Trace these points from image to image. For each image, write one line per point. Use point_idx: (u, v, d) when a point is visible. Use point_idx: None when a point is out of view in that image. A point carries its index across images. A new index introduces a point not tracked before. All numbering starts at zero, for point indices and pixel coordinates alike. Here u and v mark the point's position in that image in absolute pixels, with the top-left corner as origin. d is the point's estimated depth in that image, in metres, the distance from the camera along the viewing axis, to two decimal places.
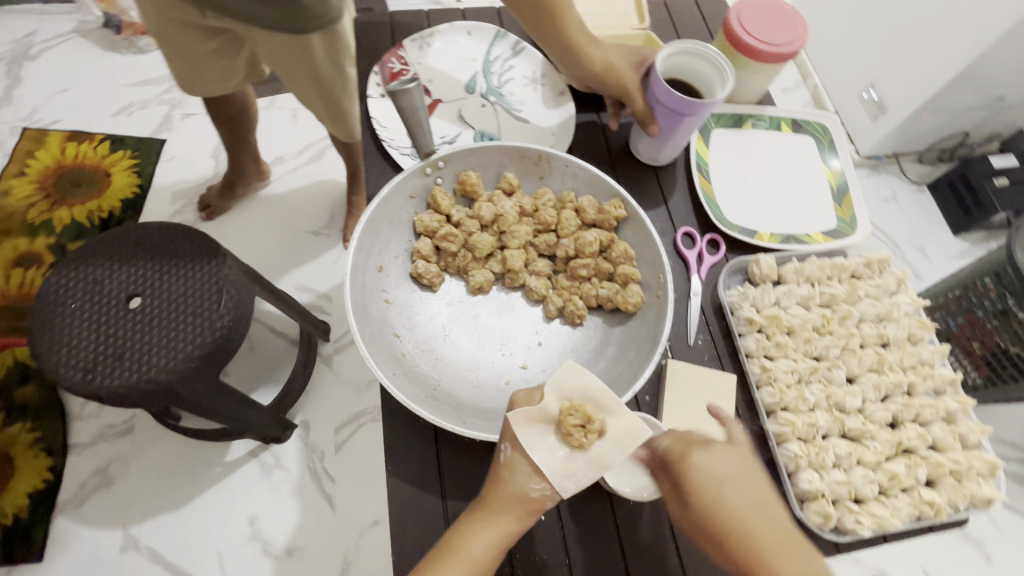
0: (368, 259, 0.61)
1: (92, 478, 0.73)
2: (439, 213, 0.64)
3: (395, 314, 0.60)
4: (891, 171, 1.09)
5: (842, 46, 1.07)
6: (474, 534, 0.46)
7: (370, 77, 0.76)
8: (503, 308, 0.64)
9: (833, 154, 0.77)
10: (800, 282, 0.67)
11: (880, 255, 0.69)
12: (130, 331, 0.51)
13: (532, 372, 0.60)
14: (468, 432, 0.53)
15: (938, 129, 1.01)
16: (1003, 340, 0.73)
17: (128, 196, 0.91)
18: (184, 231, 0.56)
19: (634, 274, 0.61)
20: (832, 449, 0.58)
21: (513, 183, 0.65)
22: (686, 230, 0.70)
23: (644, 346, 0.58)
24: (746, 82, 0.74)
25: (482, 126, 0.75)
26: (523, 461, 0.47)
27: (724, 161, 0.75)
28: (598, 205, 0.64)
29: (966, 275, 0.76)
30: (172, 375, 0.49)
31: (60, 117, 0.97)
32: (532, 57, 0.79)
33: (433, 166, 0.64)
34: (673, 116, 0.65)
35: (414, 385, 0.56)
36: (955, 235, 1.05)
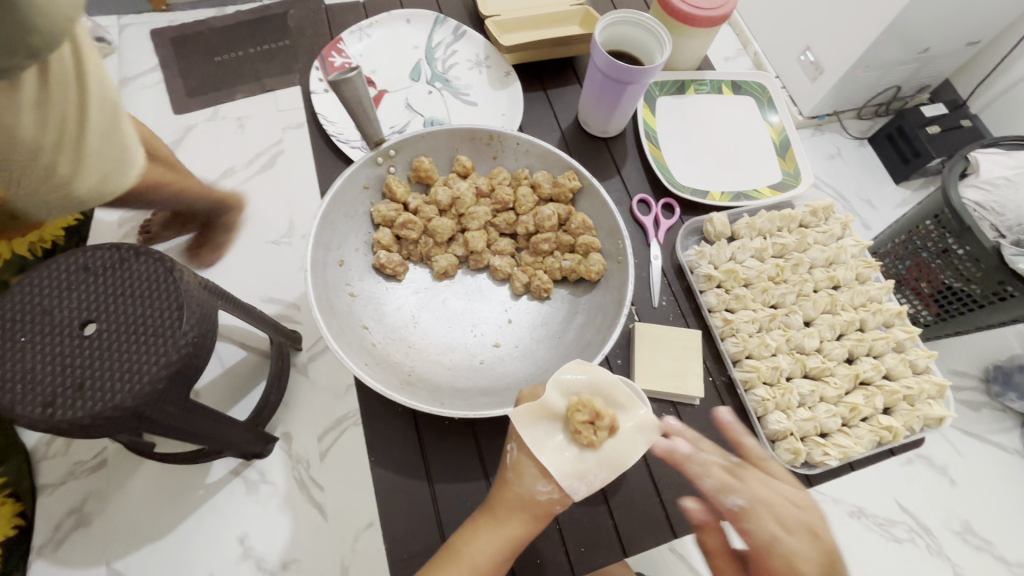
0: (329, 253, 0.60)
1: (68, 518, 0.70)
2: (396, 202, 0.64)
3: (362, 306, 0.60)
4: (833, 130, 1.14)
5: (776, 11, 1.10)
6: (473, 543, 0.49)
7: (311, 72, 0.74)
8: (470, 290, 0.64)
9: (773, 113, 0.79)
10: (752, 236, 0.68)
11: (825, 203, 0.72)
12: (89, 359, 0.49)
13: (505, 349, 0.61)
14: (447, 412, 0.52)
15: (872, 85, 1.05)
16: (946, 278, 0.77)
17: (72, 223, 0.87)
18: (134, 251, 0.54)
19: (594, 243, 0.62)
20: (796, 390, 0.61)
21: (466, 165, 0.65)
22: (641, 197, 0.72)
23: (610, 310, 0.59)
24: (684, 49, 0.76)
25: (431, 113, 0.75)
26: (529, 463, 0.49)
27: (670, 126, 0.77)
28: (553, 178, 0.65)
29: (909, 221, 0.80)
30: (139, 400, 0.48)
31: None
32: (475, 39, 0.78)
33: (384, 155, 0.63)
34: (616, 85, 0.65)
35: (387, 372, 0.56)
36: (897, 184, 1.11)
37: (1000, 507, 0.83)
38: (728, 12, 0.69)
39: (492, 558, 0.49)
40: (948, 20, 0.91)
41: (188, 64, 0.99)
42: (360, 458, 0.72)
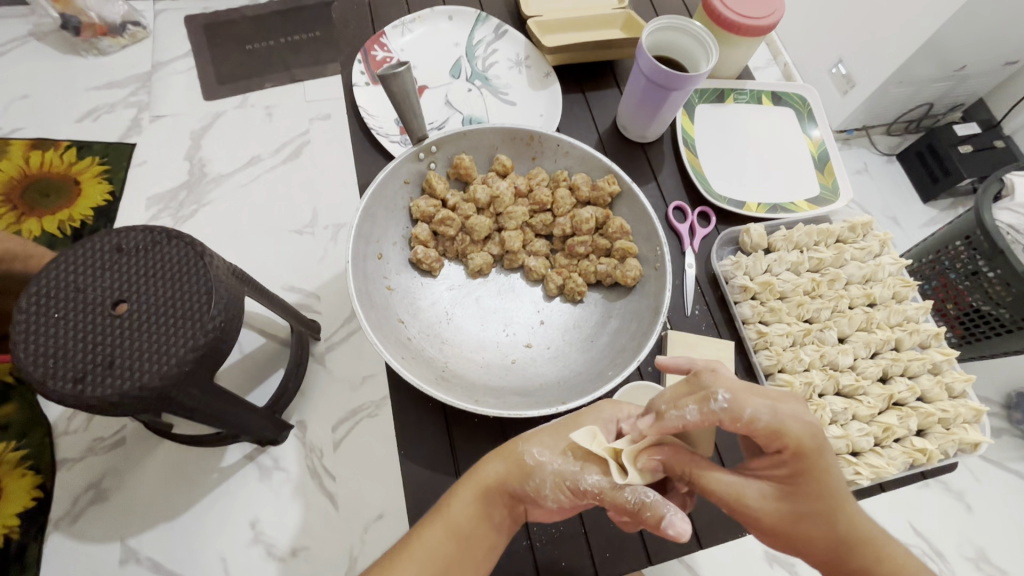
0: (369, 246, 0.60)
1: (85, 493, 0.71)
2: (435, 198, 0.64)
3: (398, 300, 0.60)
4: (861, 144, 1.13)
5: (809, 21, 1.09)
6: (456, 494, 0.49)
7: (353, 65, 0.75)
8: (504, 289, 0.64)
9: (813, 125, 0.78)
10: (789, 249, 0.68)
11: (865, 219, 0.71)
12: (119, 338, 0.49)
13: (537, 349, 0.61)
14: (481, 410, 0.53)
15: (903, 101, 1.04)
16: (975, 300, 0.76)
17: (100, 204, 0.88)
18: (167, 235, 0.55)
19: (631, 248, 0.62)
20: (829, 406, 0.60)
21: (505, 165, 0.66)
22: (677, 204, 0.71)
23: (645, 317, 0.59)
24: (726, 58, 0.75)
25: (470, 111, 0.75)
26: (545, 433, 0.50)
27: (709, 134, 0.76)
28: (591, 182, 0.65)
29: (939, 241, 0.79)
30: (165, 380, 0.48)
31: (22, 125, 0.93)
32: (516, 40, 0.78)
33: (425, 151, 0.63)
34: (659, 91, 0.65)
35: (423, 366, 0.56)
36: (925, 203, 1.09)
37: (1015, 537, 0.82)
38: (775, 21, 0.69)
39: (473, 508, 0.48)
40: (988, 38, 0.90)
41: (221, 52, 1.00)
42: (375, 449, 0.72)
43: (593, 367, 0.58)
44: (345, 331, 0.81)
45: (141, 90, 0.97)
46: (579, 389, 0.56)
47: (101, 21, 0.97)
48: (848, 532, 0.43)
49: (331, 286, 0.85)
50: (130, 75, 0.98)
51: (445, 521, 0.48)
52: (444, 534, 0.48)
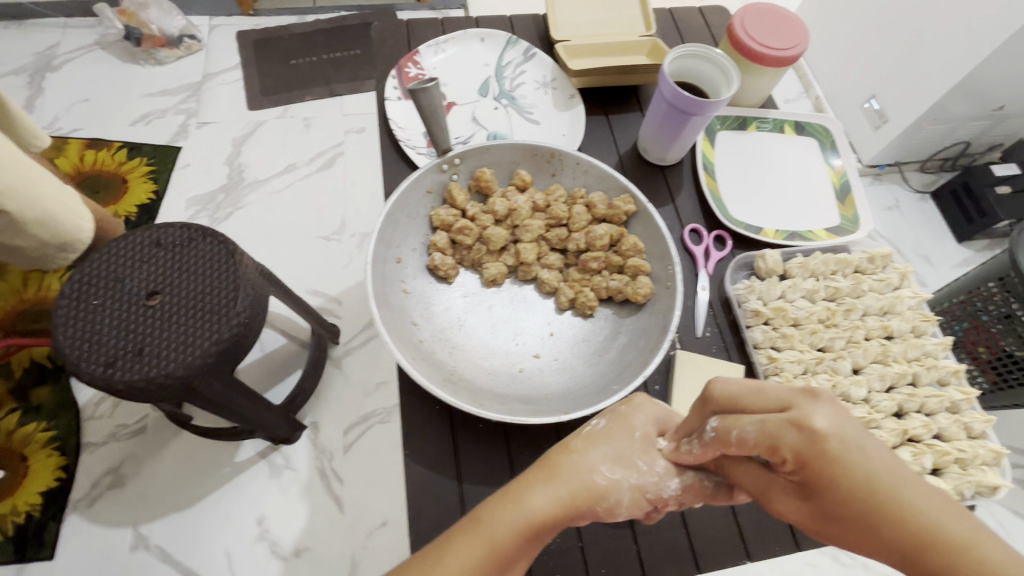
0: (389, 250, 0.62)
1: (105, 477, 0.73)
2: (455, 208, 0.66)
3: (413, 303, 0.62)
4: (894, 180, 1.10)
5: (842, 58, 1.09)
6: (497, 521, 0.44)
7: (387, 80, 0.78)
8: (516, 300, 0.65)
9: (836, 156, 0.78)
10: (805, 277, 0.67)
11: (884, 251, 0.70)
12: (150, 328, 0.52)
13: (545, 360, 0.61)
14: (486, 414, 0.53)
15: (939, 138, 1.02)
16: (1008, 344, 0.74)
17: (144, 201, 0.93)
18: (202, 233, 0.58)
19: (643, 266, 0.62)
20: None
21: (525, 180, 0.67)
22: (692, 226, 0.71)
23: (654, 334, 0.59)
24: (750, 87, 0.76)
25: (494, 128, 0.77)
26: (602, 444, 0.48)
27: (728, 160, 0.76)
28: (608, 201, 0.66)
29: (970, 281, 0.77)
30: (189, 371, 0.51)
31: (80, 126, 0.99)
32: (544, 62, 0.80)
33: (450, 162, 0.65)
34: (679, 115, 0.66)
35: (432, 367, 0.57)
36: (959, 243, 1.06)
37: None
38: (800, 52, 0.70)
39: (519, 534, 0.43)
40: None
41: (267, 66, 1.06)
42: (383, 456, 0.73)
43: (598, 383, 0.58)
44: (364, 337, 0.82)
45: (191, 99, 1.03)
46: (583, 402, 0.56)
47: (160, 33, 1.04)
48: (876, 507, 0.35)
49: (353, 293, 0.87)
50: (183, 84, 1.05)
51: (484, 544, 0.43)
52: (482, 557, 0.42)
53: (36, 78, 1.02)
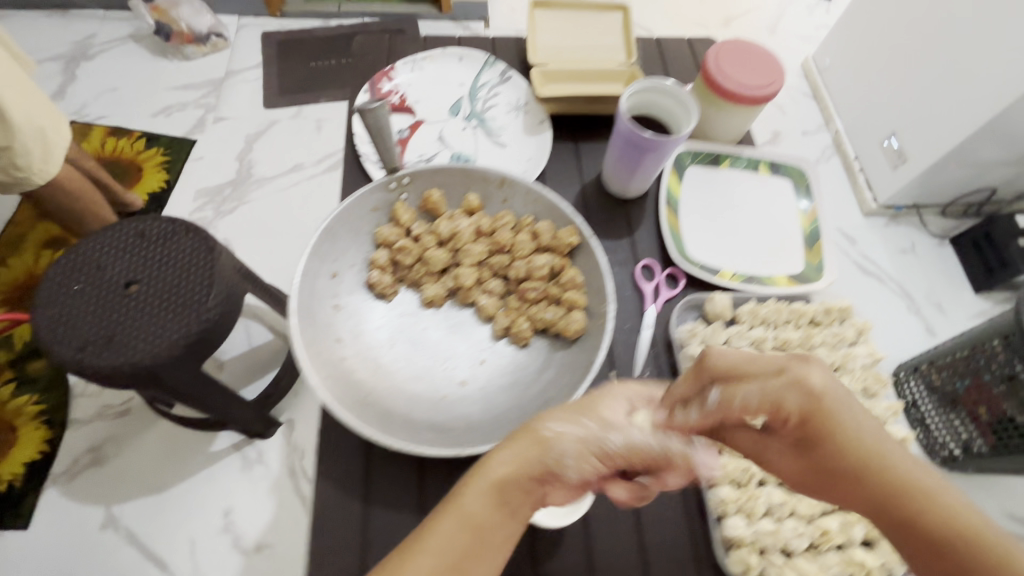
0: (324, 264, 0.65)
1: (85, 455, 0.76)
2: (399, 226, 0.69)
3: (342, 320, 0.64)
4: (911, 224, 1.05)
5: (864, 94, 1.06)
6: (473, 499, 0.44)
7: (358, 93, 0.79)
8: (452, 323, 0.68)
9: (809, 199, 0.81)
10: (754, 323, 0.69)
11: (841, 305, 0.72)
12: (123, 317, 0.54)
13: (469, 388, 0.63)
14: (384, 441, 0.55)
15: (961, 182, 0.98)
16: (1009, 407, 0.70)
17: (155, 190, 0.97)
18: (186, 228, 0.59)
19: (579, 301, 0.64)
20: (765, 497, 0.68)
21: (473, 204, 0.70)
22: (646, 263, 0.74)
23: (578, 371, 0.62)
24: (725, 123, 0.79)
25: (460, 148, 0.78)
26: (552, 417, 0.49)
27: (695, 196, 0.79)
28: (554, 230, 0.68)
29: (973, 336, 0.73)
30: (155, 361, 0.52)
31: (105, 114, 1.03)
32: (518, 86, 0.82)
33: (397, 182, 0.68)
34: (635, 150, 0.68)
35: (345, 390, 0.59)
36: (976, 293, 1.00)
37: None
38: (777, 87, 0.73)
39: (490, 499, 0.45)
40: None
41: (287, 67, 1.09)
42: None
43: (513, 417, 0.61)
44: None
45: (211, 94, 1.07)
46: (494, 437, 0.59)
47: (188, 30, 1.08)
48: (861, 465, 0.43)
49: None
50: (205, 80, 1.09)
51: (461, 519, 0.44)
52: (461, 534, 0.43)
53: (70, 66, 1.08)
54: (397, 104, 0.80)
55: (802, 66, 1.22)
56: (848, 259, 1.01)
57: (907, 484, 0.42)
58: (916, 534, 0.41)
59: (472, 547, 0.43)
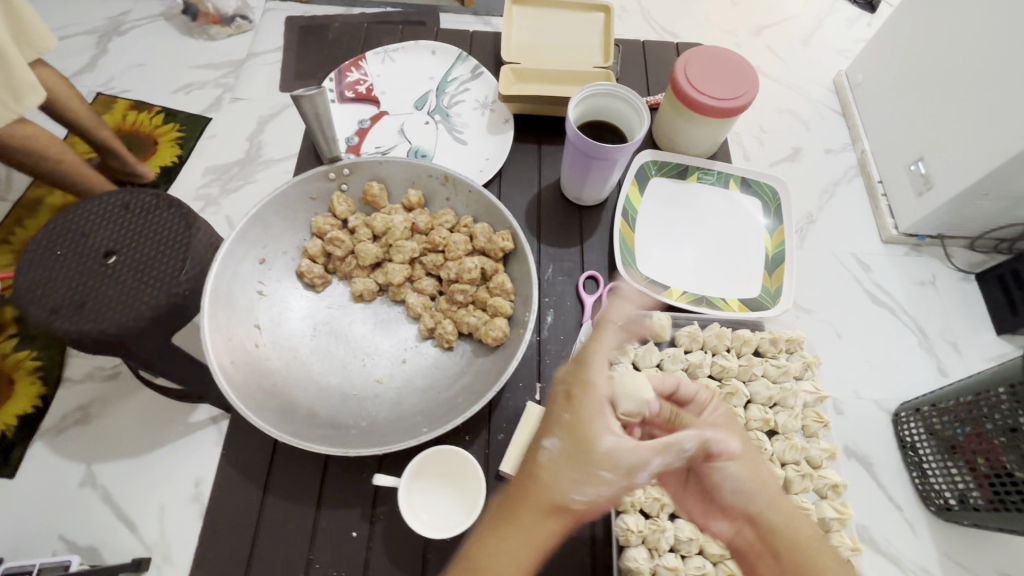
0: (252, 249, 0.67)
1: (73, 413, 0.79)
2: (336, 218, 0.71)
3: (265, 306, 0.67)
4: (933, 254, 0.98)
5: (893, 114, 1.00)
6: (510, 529, 0.47)
7: (325, 82, 0.79)
8: (379, 318, 0.70)
9: (777, 221, 0.77)
10: (692, 346, 0.68)
11: (791, 335, 0.70)
12: (97, 284, 0.55)
13: (383, 385, 0.65)
14: (274, 429, 0.56)
15: (992, 216, 0.91)
16: (1009, 462, 0.65)
17: (168, 164, 1.00)
18: (169, 203, 0.61)
19: (503, 308, 0.64)
20: (673, 532, 0.63)
21: (412, 201, 0.71)
22: (590, 273, 0.72)
23: (488, 379, 0.62)
24: (698, 134, 0.75)
25: (419, 142, 0.78)
26: (568, 468, 0.49)
27: (654, 209, 0.77)
28: (490, 233, 0.68)
29: (976, 381, 0.68)
30: (122, 330, 0.53)
31: (130, 88, 1.08)
32: (487, 83, 0.81)
33: (337, 173, 0.70)
34: (582, 157, 0.65)
35: (251, 376, 0.61)
36: (998, 335, 0.93)
37: None
38: (749, 98, 0.69)
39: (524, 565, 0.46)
40: None
41: (305, 51, 1.11)
42: None
43: (417, 419, 0.61)
44: None
45: (231, 75, 1.10)
46: (389, 440, 0.59)
47: (215, 12, 1.12)
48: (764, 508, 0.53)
49: None
50: (226, 60, 1.12)
51: (503, 559, 0.46)
52: None
53: (104, 41, 1.13)
54: (362, 94, 0.80)
55: (833, 81, 1.15)
56: (858, 286, 0.95)
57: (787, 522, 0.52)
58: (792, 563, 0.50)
59: None
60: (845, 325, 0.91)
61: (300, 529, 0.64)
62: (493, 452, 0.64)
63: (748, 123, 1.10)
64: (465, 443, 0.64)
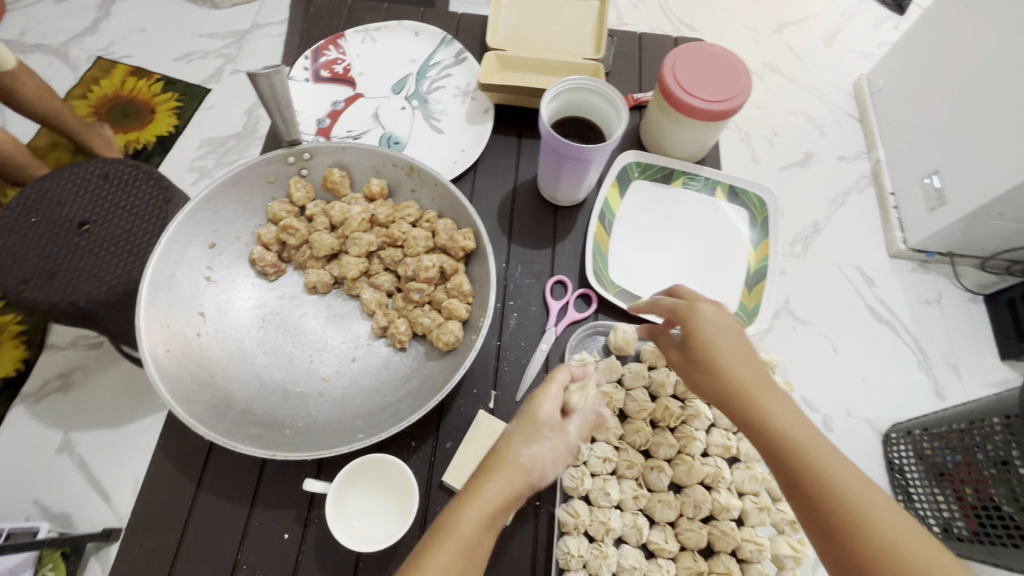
0: (201, 233, 0.59)
1: (54, 380, 0.80)
2: (294, 204, 0.63)
3: (211, 293, 0.59)
4: (941, 272, 0.95)
5: (911, 122, 0.96)
6: (435, 557, 0.40)
7: (300, 59, 0.74)
8: (332, 313, 0.62)
9: (762, 234, 0.70)
10: (656, 363, 0.63)
11: (766, 358, 0.64)
12: (68, 254, 0.54)
13: (329, 386, 0.57)
14: (201, 429, 0.49)
15: (1006, 236, 0.87)
16: (997, 494, 0.63)
17: (163, 134, 0.99)
18: (148, 175, 0.60)
19: (457, 312, 0.57)
20: (616, 559, 0.55)
21: (374, 191, 0.63)
22: (558, 278, 0.66)
23: (433, 389, 0.55)
24: (686, 138, 0.68)
25: (393, 128, 0.72)
26: (519, 430, 0.47)
27: (633, 213, 0.71)
28: (453, 229, 0.60)
29: (971, 409, 0.66)
30: (89, 303, 0.52)
31: (131, 54, 1.06)
32: (471, 69, 0.75)
33: (297, 156, 0.62)
34: (554, 156, 0.59)
35: (186, 367, 0.54)
36: (1002, 360, 0.90)
37: None
38: (741, 103, 0.61)
39: (480, 523, 0.42)
40: None
41: None
42: None
43: (357, 424, 0.55)
44: None
45: (233, 46, 1.08)
46: (323, 447, 0.52)
47: None
48: (789, 459, 0.44)
49: None
50: (230, 30, 1.09)
51: (459, 517, 0.42)
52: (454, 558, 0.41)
53: (107, 4, 1.11)
54: (339, 74, 0.74)
55: (853, 84, 1.11)
56: (859, 300, 0.92)
57: (819, 472, 0.43)
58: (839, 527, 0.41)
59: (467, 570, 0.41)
60: (842, 339, 0.89)
61: (231, 528, 0.57)
62: (439, 461, 0.58)
63: (759, 125, 1.06)
64: (410, 449, 0.58)
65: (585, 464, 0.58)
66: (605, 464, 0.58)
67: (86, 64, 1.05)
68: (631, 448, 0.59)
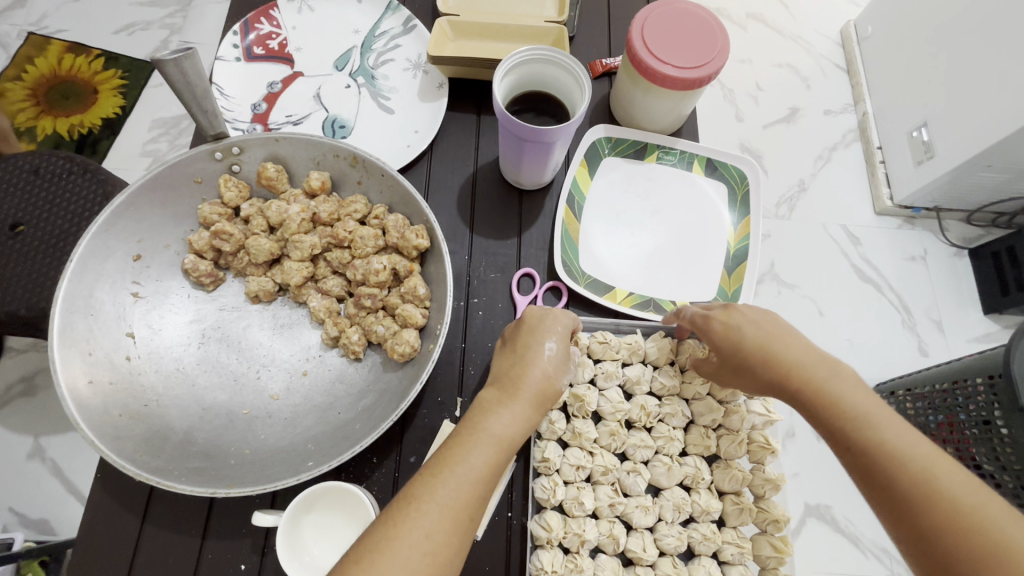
0: (124, 244, 0.54)
1: (18, 384, 0.81)
2: (226, 206, 0.57)
3: (140, 311, 0.54)
4: (928, 227, 0.93)
5: (900, 71, 0.91)
6: (467, 450, 0.42)
7: (227, 36, 0.68)
8: (279, 322, 0.58)
9: (743, 213, 0.67)
10: (631, 359, 0.59)
11: None
12: (7, 258, 0.59)
13: (280, 405, 0.53)
14: (131, 470, 0.45)
15: (993, 188, 0.85)
16: (978, 454, 0.63)
17: (109, 116, 0.93)
18: (80, 171, 0.62)
19: (412, 318, 0.53)
20: (594, 569, 0.52)
21: (314, 186, 0.57)
22: (525, 271, 0.62)
23: (390, 401, 0.51)
24: (659, 109, 0.63)
25: (337, 110, 0.67)
26: (556, 357, 0.49)
27: (605, 196, 0.68)
28: (405, 226, 0.56)
29: (956, 369, 0.64)
30: (28, 310, 0.58)
31: (65, 27, 0.98)
32: (422, 38, 0.70)
33: (225, 151, 0.56)
34: (513, 138, 0.54)
35: (116, 397, 0.50)
36: (985, 314, 0.89)
37: None
38: (715, 70, 0.57)
39: (490, 460, 0.42)
40: None
41: None
42: None
43: (308, 449, 0.51)
44: None
45: (179, 14, 1.00)
46: (270, 474, 0.49)
47: None
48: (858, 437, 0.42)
49: None
50: None
51: (457, 470, 0.40)
52: (459, 505, 0.39)
53: None
54: (274, 51, 0.68)
55: (841, 31, 1.05)
56: (844, 259, 0.90)
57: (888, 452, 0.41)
58: (911, 505, 0.39)
59: (465, 518, 0.39)
60: (827, 301, 0.88)
61: (178, 568, 0.50)
62: (404, 477, 0.54)
63: (742, 80, 1.02)
64: (372, 466, 0.54)
65: (558, 472, 0.55)
66: (579, 471, 0.55)
67: (17, 41, 0.96)
68: (606, 452, 0.56)
